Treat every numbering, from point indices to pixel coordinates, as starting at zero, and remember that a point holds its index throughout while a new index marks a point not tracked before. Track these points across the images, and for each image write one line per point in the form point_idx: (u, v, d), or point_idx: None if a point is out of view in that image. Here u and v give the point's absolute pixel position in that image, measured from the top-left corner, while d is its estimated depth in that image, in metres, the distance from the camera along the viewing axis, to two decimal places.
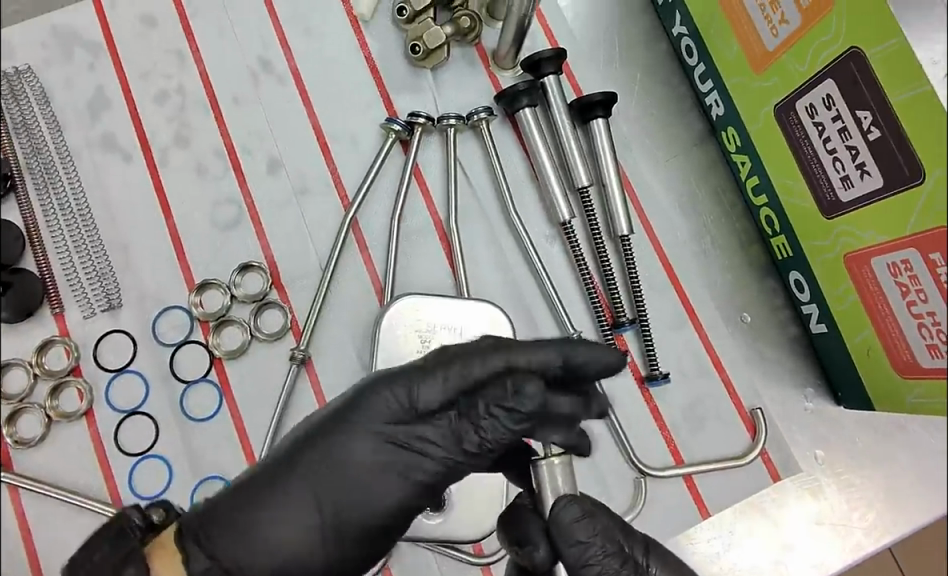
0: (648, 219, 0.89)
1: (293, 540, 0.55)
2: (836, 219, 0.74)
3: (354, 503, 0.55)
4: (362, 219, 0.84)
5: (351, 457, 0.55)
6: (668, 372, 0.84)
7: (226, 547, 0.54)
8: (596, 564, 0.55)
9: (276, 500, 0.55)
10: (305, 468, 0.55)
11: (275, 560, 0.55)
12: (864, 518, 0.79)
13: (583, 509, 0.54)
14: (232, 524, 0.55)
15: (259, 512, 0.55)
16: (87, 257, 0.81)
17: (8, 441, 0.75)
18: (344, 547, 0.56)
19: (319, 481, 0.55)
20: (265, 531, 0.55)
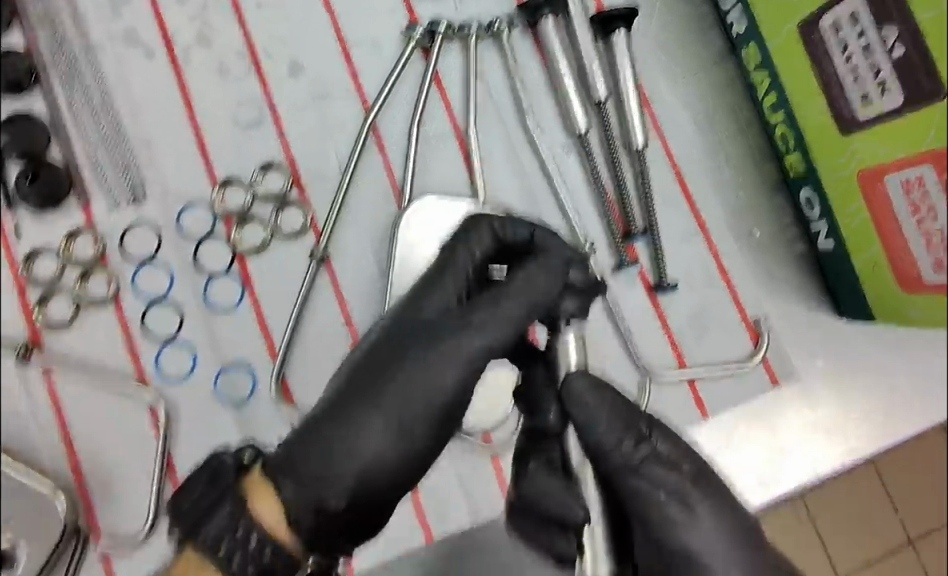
0: (664, 134, 0.90)
1: (376, 451, 0.56)
2: (852, 135, 0.75)
3: (419, 403, 0.57)
4: (381, 125, 0.85)
5: (415, 358, 0.58)
6: (676, 281, 0.86)
7: (312, 470, 0.55)
8: (602, 429, 0.57)
9: (351, 419, 0.57)
10: (374, 385, 0.58)
11: (361, 469, 0.56)
12: (856, 427, 0.83)
13: (592, 378, 0.57)
14: (315, 450, 0.56)
15: (338, 432, 0.56)
16: (112, 150, 0.82)
17: (39, 323, 0.77)
18: (419, 444, 0.58)
19: (388, 390, 0.57)
20: (348, 445, 0.56)
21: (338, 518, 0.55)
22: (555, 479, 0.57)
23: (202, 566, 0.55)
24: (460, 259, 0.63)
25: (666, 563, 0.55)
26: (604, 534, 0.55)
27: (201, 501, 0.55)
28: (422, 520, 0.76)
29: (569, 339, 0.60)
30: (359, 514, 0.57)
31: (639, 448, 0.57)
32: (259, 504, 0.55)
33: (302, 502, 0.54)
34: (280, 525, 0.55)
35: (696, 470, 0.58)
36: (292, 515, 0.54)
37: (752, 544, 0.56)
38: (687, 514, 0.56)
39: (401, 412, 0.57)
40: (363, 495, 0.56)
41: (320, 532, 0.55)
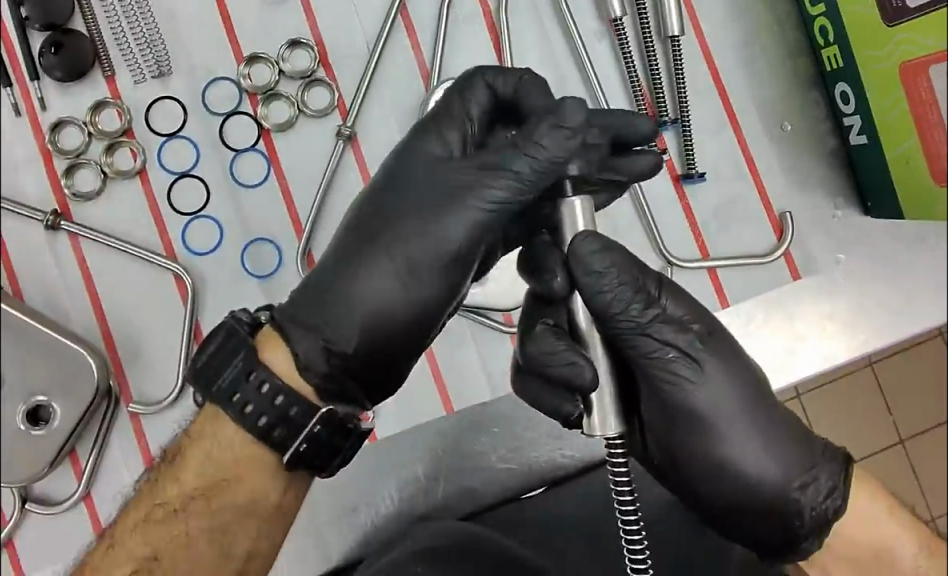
0: (700, 24, 0.88)
1: (382, 297, 0.55)
2: (897, 26, 0.72)
3: (426, 246, 0.55)
4: (410, 4, 0.83)
5: (409, 208, 0.56)
6: (705, 172, 0.85)
7: (320, 317, 0.56)
8: (610, 292, 0.55)
9: (355, 266, 0.56)
10: (375, 234, 0.56)
11: (368, 315, 0.55)
12: (873, 321, 0.84)
13: (600, 241, 0.54)
14: (320, 299, 0.56)
15: (342, 280, 0.56)
16: (135, 22, 0.79)
17: (67, 193, 0.78)
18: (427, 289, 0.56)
19: (386, 239, 0.56)
20: (354, 292, 0.56)
21: (352, 365, 0.56)
22: (561, 340, 0.55)
23: (219, 418, 0.57)
24: (457, 113, 0.58)
25: (672, 420, 0.58)
26: (610, 391, 0.55)
27: (215, 359, 0.56)
28: (444, 396, 0.79)
29: (577, 203, 0.54)
30: (371, 361, 0.56)
31: (648, 310, 0.57)
32: (269, 354, 0.57)
33: (310, 346, 0.56)
34: (292, 372, 0.56)
35: (707, 330, 0.59)
36: (302, 359, 0.55)
37: (756, 401, 0.59)
38: (697, 375, 0.57)
39: (406, 255, 0.55)
40: (373, 340, 0.56)
41: (331, 376, 0.56)
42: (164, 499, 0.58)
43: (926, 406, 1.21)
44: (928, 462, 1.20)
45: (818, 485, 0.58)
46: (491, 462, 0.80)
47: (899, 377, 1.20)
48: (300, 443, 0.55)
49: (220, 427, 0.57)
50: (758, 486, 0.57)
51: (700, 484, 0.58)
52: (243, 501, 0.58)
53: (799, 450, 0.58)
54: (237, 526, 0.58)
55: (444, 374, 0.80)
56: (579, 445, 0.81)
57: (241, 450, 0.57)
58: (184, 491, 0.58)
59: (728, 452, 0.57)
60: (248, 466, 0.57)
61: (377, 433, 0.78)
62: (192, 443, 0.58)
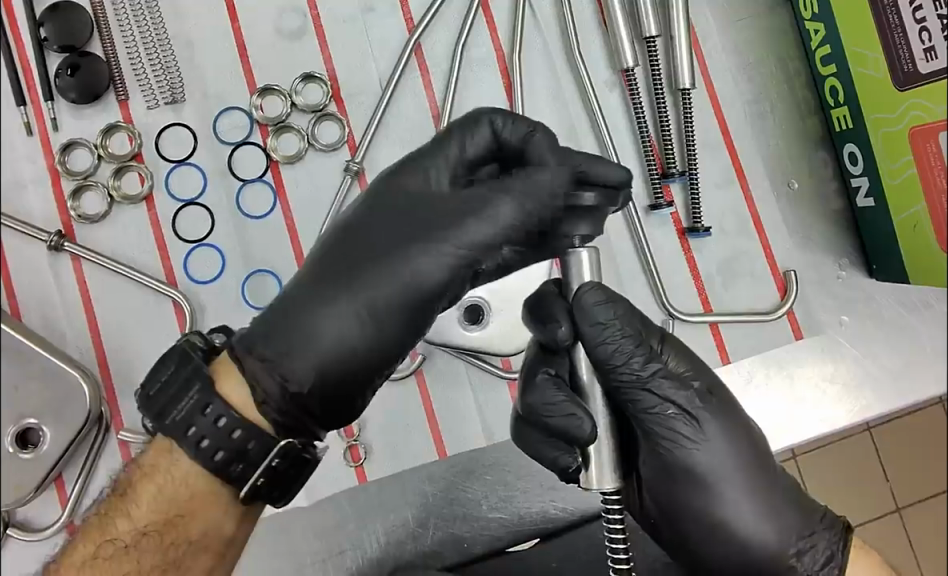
0: (710, 78, 0.89)
1: (345, 336, 0.54)
2: (908, 91, 0.72)
3: (396, 286, 0.54)
4: (425, 45, 0.84)
5: (378, 247, 0.55)
6: (710, 226, 0.86)
7: (284, 347, 0.54)
8: (613, 344, 0.55)
9: (321, 300, 0.54)
10: (344, 268, 0.55)
11: (334, 351, 0.54)
12: (874, 385, 0.83)
13: (605, 292, 0.54)
14: (279, 332, 0.54)
15: (309, 313, 0.54)
16: (152, 48, 0.80)
17: (73, 215, 0.78)
18: (387, 330, 0.55)
19: (355, 275, 0.55)
20: (319, 325, 0.54)
21: (309, 402, 0.54)
22: (561, 393, 0.55)
23: (173, 450, 0.57)
24: (446, 145, 0.57)
25: (670, 475, 0.58)
26: (609, 444, 0.54)
27: (170, 387, 0.56)
28: (438, 444, 0.79)
29: (583, 254, 0.54)
30: (327, 399, 0.55)
31: (650, 365, 0.56)
32: (224, 387, 0.56)
33: (269, 381, 0.53)
34: (249, 405, 0.56)
35: (707, 388, 0.58)
36: (259, 393, 0.54)
37: (757, 462, 0.58)
38: (694, 432, 0.57)
39: (372, 294, 0.54)
40: (334, 379, 0.54)
41: (286, 410, 0.54)
42: (115, 535, 0.58)
43: (920, 474, 1.19)
44: (922, 533, 1.18)
45: (815, 554, 0.58)
46: (481, 511, 0.79)
47: (896, 442, 1.19)
48: (259, 478, 0.55)
49: (175, 460, 0.56)
50: (758, 550, 0.57)
51: (694, 539, 0.58)
52: (197, 535, 0.57)
53: (799, 517, 0.58)
54: (190, 561, 0.58)
55: (438, 413, 0.79)
56: (572, 497, 0.80)
57: (196, 486, 0.56)
58: (139, 523, 0.57)
59: (726, 512, 0.57)
60: (203, 501, 0.57)
61: (367, 474, 0.77)
62: (143, 479, 0.57)
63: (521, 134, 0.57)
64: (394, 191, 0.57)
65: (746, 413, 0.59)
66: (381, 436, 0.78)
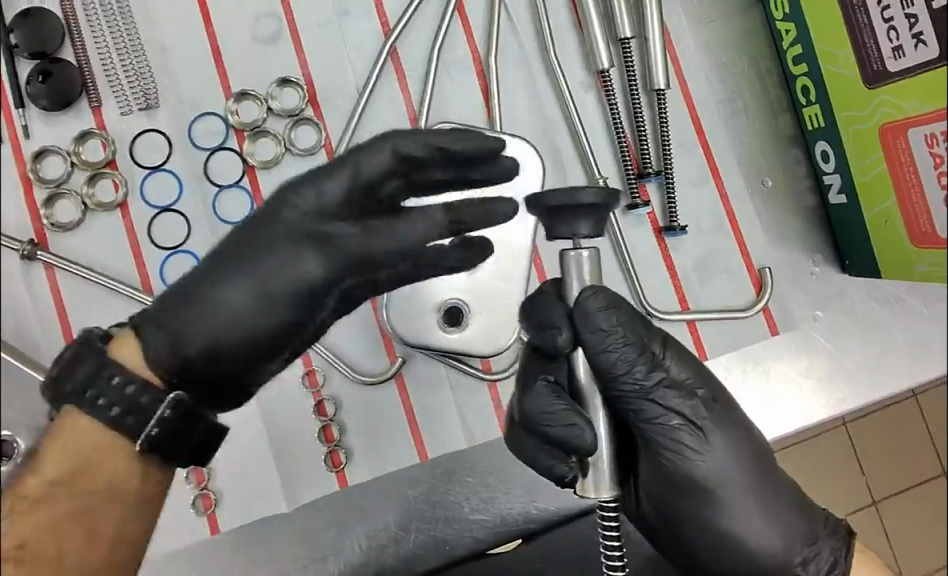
0: (684, 78, 0.89)
1: (236, 311, 0.56)
2: (878, 89, 0.73)
3: (284, 277, 0.57)
4: (401, 48, 0.84)
5: (277, 234, 0.57)
6: (686, 225, 0.87)
7: (186, 322, 0.56)
8: (616, 352, 0.56)
9: (220, 277, 0.57)
10: (245, 256, 0.57)
11: (223, 331, 0.56)
12: (849, 379, 0.85)
13: (606, 298, 0.55)
14: (180, 304, 0.57)
15: (203, 290, 0.57)
16: (126, 54, 0.80)
17: (46, 223, 0.77)
18: (271, 316, 0.57)
19: (254, 265, 0.57)
20: (216, 304, 0.56)
21: (204, 372, 0.57)
22: (558, 402, 0.56)
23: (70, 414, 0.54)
24: (345, 162, 0.56)
25: (674, 485, 0.60)
26: (607, 457, 0.55)
27: (67, 364, 0.55)
28: (418, 446, 0.79)
29: (584, 258, 0.54)
30: (218, 374, 0.57)
31: (654, 374, 0.58)
32: (123, 357, 0.56)
33: (161, 345, 0.55)
34: (147, 370, 0.56)
35: (711, 396, 0.60)
36: (151, 352, 0.55)
37: (758, 467, 0.60)
38: (697, 440, 0.59)
39: (265, 282, 0.57)
40: (218, 352, 0.56)
41: (180, 378, 0.56)
42: (17, 502, 0.53)
43: (896, 464, 1.21)
44: (898, 522, 1.21)
45: (819, 561, 0.59)
46: (463, 513, 0.79)
47: (870, 436, 1.21)
48: (154, 429, 0.54)
49: (74, 420, 0.54)
50: (764, 559, 0.59)
51: (696, 545, 0.61)
52: (95, 497, 0.54)
53: (802, 524, 0.60)
54: (100, 520, 0.55)
55: (418, 415, 0.79)
56: (554, 498, 0.80)
57: (98, 440, 0.54)
58: (31, 489, 0.53)
59: (733, 523, 0.59)
60: (108, 457, 0.54)
61: (348, 479, 0.77)
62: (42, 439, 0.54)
63: (428, 149, 0.56)
64: (294, 202, 0.57)
65: (750, 423, 0.61)
66: (361, 436, 0.78)
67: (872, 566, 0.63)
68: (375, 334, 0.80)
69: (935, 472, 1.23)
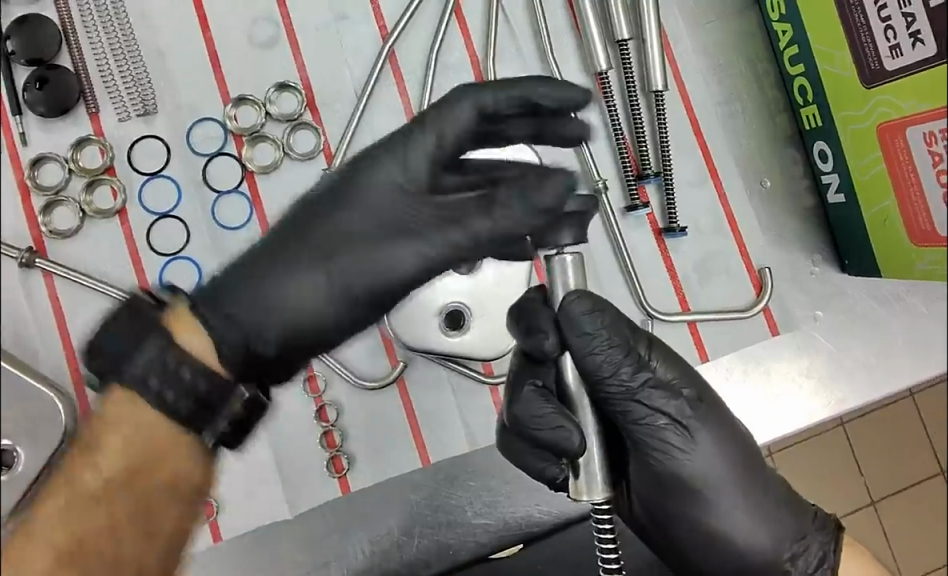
0: (682, 80, 0.89)
1: (301, 305, 0.53)
2: (875, 88, 0.73)
3: (363, 271, 0.53)
4: (399, 52, 0.84)
5: (361, 216, 0.53)
6: (686, 226, 0.87)
7: (248, 313, 0.52)
8: (601, 354, 0.56)
9: (282, 268, 0.53)
10: (319, 240, 0.53)
11: (296, 326, 0.53)
12: (849, 378, 0.85)
13: (592, 302, 0.56)
14: (244, 294, 0.53)
15: (269, 278, 0.53)
16: (123, 60, 0.79)
17: (43, 230, 0.77)
18: (355, 311, 0.54)
19: (332, 255, 0.53)
20: (285, 296, 0.53)
21: (269, 367, 0.54)
22: (547, 405, 0.57)
23: (134, 401, 0.52)
24: (426, 129, 0.52)
25: (661, 486, 0.60)
26: (600, 458, 0.55)
27: (124, 342, 0.51)
28: (421, 450, 0.78)
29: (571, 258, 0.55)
30: (281, 367, 0.54)
31: (639, 374, 0.58)
32: (184, 339, 0.52)
33: (233, 339, 0.52)
34: (211, 357, 0.52)
35: (696, 395, 0.60)
36: (221, 338, 0.52)
37: (746, 464, 0.60)
38: (684, 439, 0.59)
39: (344, 279, 0.53)
40: (294, 347, 0.54)
41: (245, 372, 0.53)
42: (81, 489, 0.52)
43: (894, 465, 1.22)
44: (896, 522, 1.20)
45: (808, 556, 0.60)
46: (466, 517, 0.78)
47: (869, 437, 1.21)
48: (226, 425, 0.52)
49: (134, 405, 0.52)
50: (752, 555, 0.59)
51: (685, 546, 0.61)
52: (160, 488, 0.53)
53: (791, 519, 0.60)
54: (161, 508, 0.54)
55: (420, 419, 0.79)
56: (557, 502, 0.79)
57: (161, 432, 0.52)
58: (92, 484, 0.52)
59: (720, 522, 0.59)
60: (171, 450, 0.53)
61: (350, 485, 0.77)
62: (106, 429, 0.52)
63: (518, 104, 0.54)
64: (369, 182, 0.53)
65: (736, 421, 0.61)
66: (362, 441, 0.78)
67: (859, 561, 0.64)
68: (377, 337, 0.80)
69: (932, 472, 1.23)
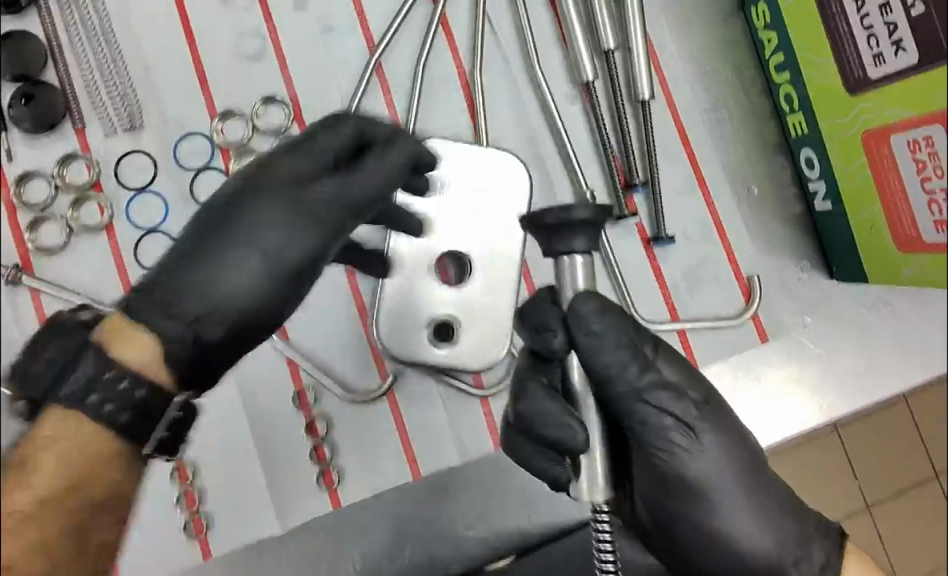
0: (669, 88, 0.90)
1: (247, 290, 0.53)
2: (859, 96, 0.74)
3: (297, 242, 0.54)
4: (387, 64, 0.84)
5: (269, 205, 0.53)
6: (675, 235, 0.87)
7: (193, 304, 0.52)
8: (608, 354, 0.55)
9: (211, 255, 0.53)
10: (233, 224, 0.53)
11: (239, 304, 0.53)
12: (837, 383, 0.85)
13: (599, 302, 0.55)
14: (168, 287, 0.52)
15: (195, 269, 0.52)
16: (109, 75, 0.79)
17: (29, 246, 0.77)
18: (281, 284, 0.54)
19: (269, 239, 0.53)
20: (226, 281, 0.52)
21: (212, 351, 0.53)
22: (553, 403, 0.56)
23: (71, 415, 0.51)
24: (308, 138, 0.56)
25: (666, 486, 0.60)
26: (602, 458, 0.54)
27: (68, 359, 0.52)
28: (412, 464, 0.78)
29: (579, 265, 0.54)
30: (225, 352, 0.54)
31: (647, 375, 0.57)
32: (122, 349, 0.51)
33: (177, 332, 0.51)
34: (153, 365, 0.52)
35: (701, 397, 0.60)
36: (164, 350, 0.51)
37: (751, 468, 0.61)
38: (690, 442, 0.59)
39: (272, 253, 0.53)
40: (242, 329, 0.54)
41: (192, 368, 0.53)
42: (12, 508, 0.51)
43: (889, 469, 1.22)
44: (890, 525, 1.21)
45: (810, 560, 0.62)
46: (458, 529, 0.78)
47: (863, 442, 1.21)
48: (163, 431, 0.53)
49: (72, 421, 0.51)
50: (753, 558, 0.60)
51: (689, 545, 0.62)
52: (97, 503, 0.53)
53: (792, 525, 0.62)
54: (96, 523, 0.54)
55: (411, 432, 0.79)
56: (552, 511, 0.80)
57: (97, 449, 0.51)
58: (20, 506, 0.51)
59: (724, 523, 0.60)
60: (106, 466, 0.52)
61: (341, 499, 0.77)
62: (42, 447, 0.51)
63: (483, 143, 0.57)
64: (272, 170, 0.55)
65: (741, 423, 0.61)
66: (353, 454, 0.78)
67: (864, 566, 0.64)
68: (363, 348, 0.80)
69: (926, 475, 1.24)
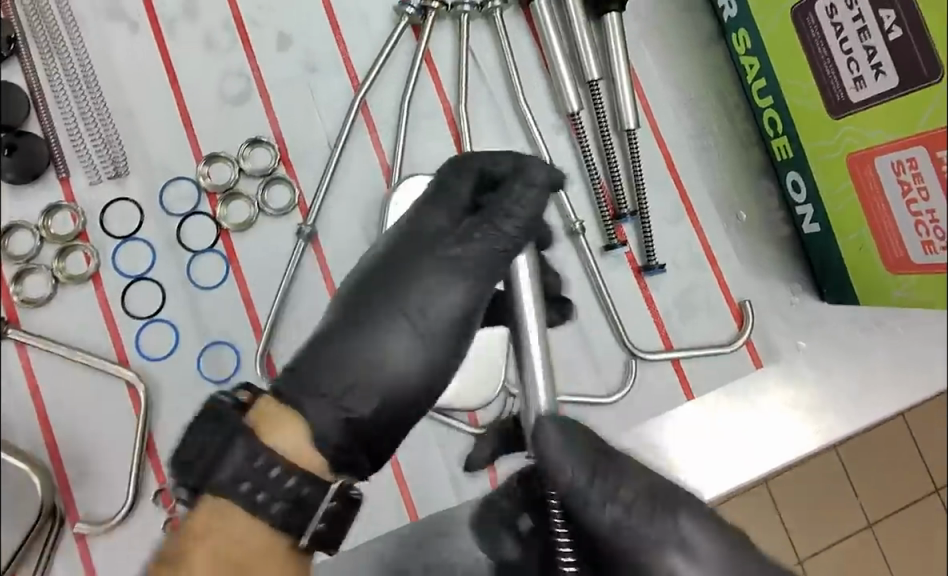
0: (653, 116, 0.90)
1: (394, 364, 0.54)
2: (842, 119, 0.74)
3: (437, 308, 0.55)
4: (371, 102, 0.84)
5: (420, 280, 0.55)
6: (664, 263, 0.87)
7: (337, 380, 0.54)
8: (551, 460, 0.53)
9: (362, 333, 0.54)
10: (377, 302, 0.55)
11: (389, 380, 0.54)
12: (834, 405, 0.85)
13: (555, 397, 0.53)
14: (320, 366, 0.54)
15: (349, 348, 0.54)
16: (92, 123, 0.79)
17: (16, 299, 0.76)
18: (439, 348, 0.55)
19: (413, 310, 0.54)
20: (378, 356, 0.54)
21: (365, 436, 0.55)
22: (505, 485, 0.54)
23: (228, 507, 0.53)
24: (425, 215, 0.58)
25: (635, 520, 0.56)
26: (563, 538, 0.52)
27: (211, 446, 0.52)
28: (409, 505, 0.78)
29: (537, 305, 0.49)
30: (377, 438, 0.55)
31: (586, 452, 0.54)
32: (274, 432, 0.54)
33: (326, 418, 0.53)
34: (307, 452, 0.54)
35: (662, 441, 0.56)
36: (318, 432, 0.54)
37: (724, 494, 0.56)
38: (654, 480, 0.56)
39: (421, 319, 0.54)
40: (391, 406, 0.55)
41: (348, 447, 0.54)
42: None
43: (888, 485, 1.22)
44: (892, 540, 1.21)
45: None
46: None
47: (862, 459, 1.20)
48: (319, 521, 0.53)
49: (230, 513, 0.53)
50: None
51: None
52: None
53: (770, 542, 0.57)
54: None
55: (407, 471, 0.78)
56: None
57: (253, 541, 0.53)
58: None
59: None
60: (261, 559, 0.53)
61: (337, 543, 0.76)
62: (197, 540, 0.53)
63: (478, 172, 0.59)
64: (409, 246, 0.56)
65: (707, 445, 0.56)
66: None
67: None
68: None
69: (926, 490, 1.24)
